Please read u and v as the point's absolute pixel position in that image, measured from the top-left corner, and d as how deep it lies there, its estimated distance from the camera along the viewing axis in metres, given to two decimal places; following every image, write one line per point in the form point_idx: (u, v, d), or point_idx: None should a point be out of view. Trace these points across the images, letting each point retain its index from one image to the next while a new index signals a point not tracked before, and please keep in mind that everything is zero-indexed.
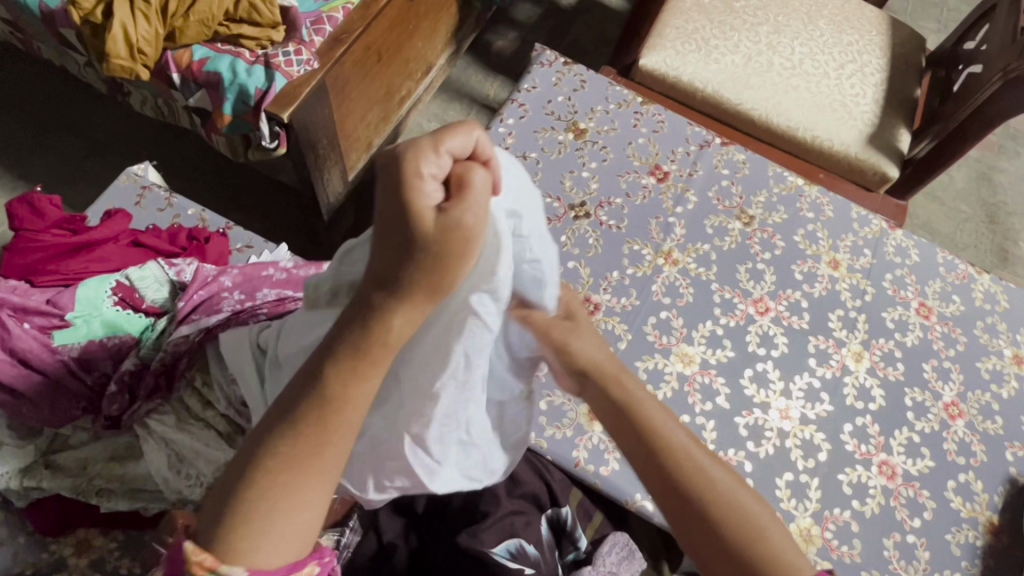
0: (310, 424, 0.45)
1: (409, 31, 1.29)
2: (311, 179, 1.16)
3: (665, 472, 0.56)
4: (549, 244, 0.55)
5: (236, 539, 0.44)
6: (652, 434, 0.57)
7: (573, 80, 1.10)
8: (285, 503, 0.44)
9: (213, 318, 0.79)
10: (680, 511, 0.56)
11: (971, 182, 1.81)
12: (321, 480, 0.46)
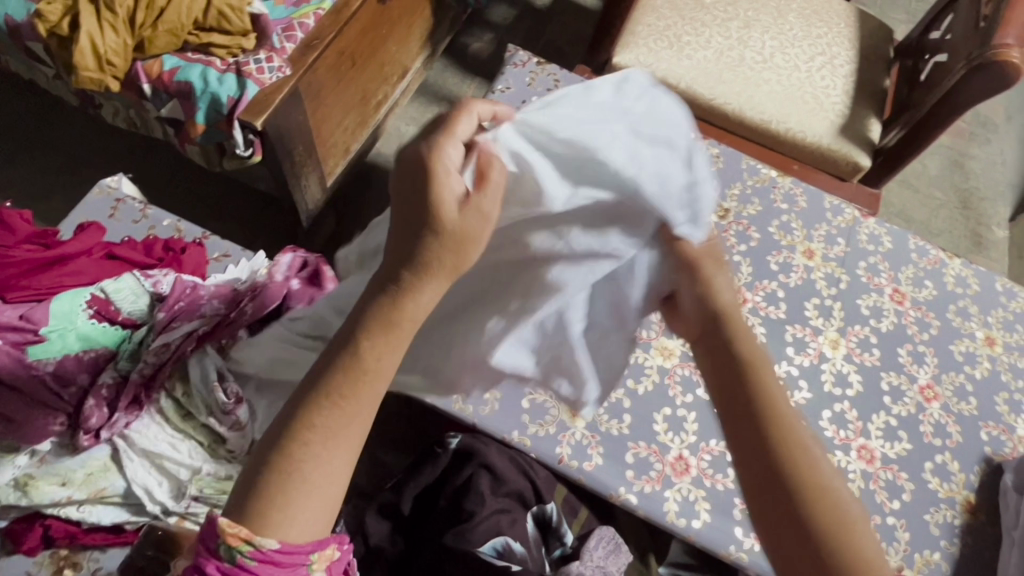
0: (343, 398, 0.46)
1: (382, 35, 1.29)
2: (288, 187, 1.16)
3: (765, 436, 0.49)
4: (679, 169, 0.53)
5: (272, 507, 0.44)
6: (766, 398, 0.50)
7: (547, 80, 1.11)
8: (318, 473, 0.45)
9: (195, 326, 0.82)
10: (757, 486, 0.48)
11: (944, 169, 1.84)
12: (351, 450, 0.46)
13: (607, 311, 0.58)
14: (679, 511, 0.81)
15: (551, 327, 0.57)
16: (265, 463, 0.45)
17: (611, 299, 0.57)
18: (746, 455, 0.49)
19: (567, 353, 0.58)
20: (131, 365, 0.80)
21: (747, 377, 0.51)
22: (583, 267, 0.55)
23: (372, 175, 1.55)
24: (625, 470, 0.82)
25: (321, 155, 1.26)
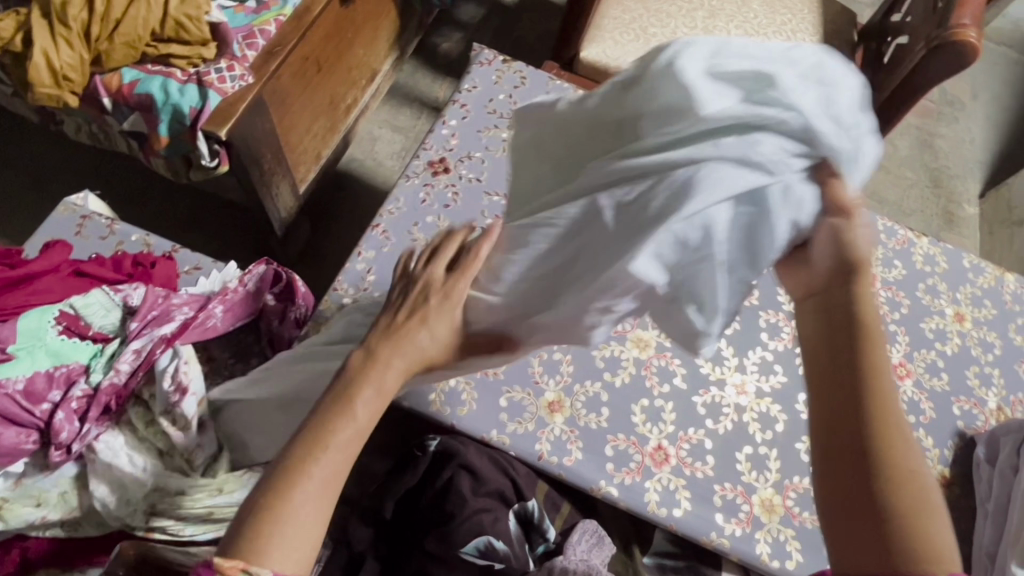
0: (340, 441, 0.50)
1: (348, 39, 1.28)
2: (259, 196, 1.16)
3: (859, 402, 0.47)
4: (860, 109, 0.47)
5: (259, 540, 0.45)
6: (873, 369, 0.48)
7: (513, 78, 1.11)
8: (309, 501, 0.47)
9: (167, 330, 0.83)
10: (841, 446, 0.47)
11: (913, 150, 1.87)
12: (335, 481, 0.49)
13: (743, 243, 0.48)
14: (660, 501, 0.81)
15: (692, 243, 0.47)
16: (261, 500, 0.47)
17: (754, 225, 0.47)
18: (834, 414, 0.48)
19: (699, 275, 0.48)
20: (102, 376, 0.79)
21: (855, 342, 0.48)
22: (741, 171, 0.46)
23: (346, 180, 1.55)
24: (605, 463, 0.83)
25: (292, 162, 1.25)
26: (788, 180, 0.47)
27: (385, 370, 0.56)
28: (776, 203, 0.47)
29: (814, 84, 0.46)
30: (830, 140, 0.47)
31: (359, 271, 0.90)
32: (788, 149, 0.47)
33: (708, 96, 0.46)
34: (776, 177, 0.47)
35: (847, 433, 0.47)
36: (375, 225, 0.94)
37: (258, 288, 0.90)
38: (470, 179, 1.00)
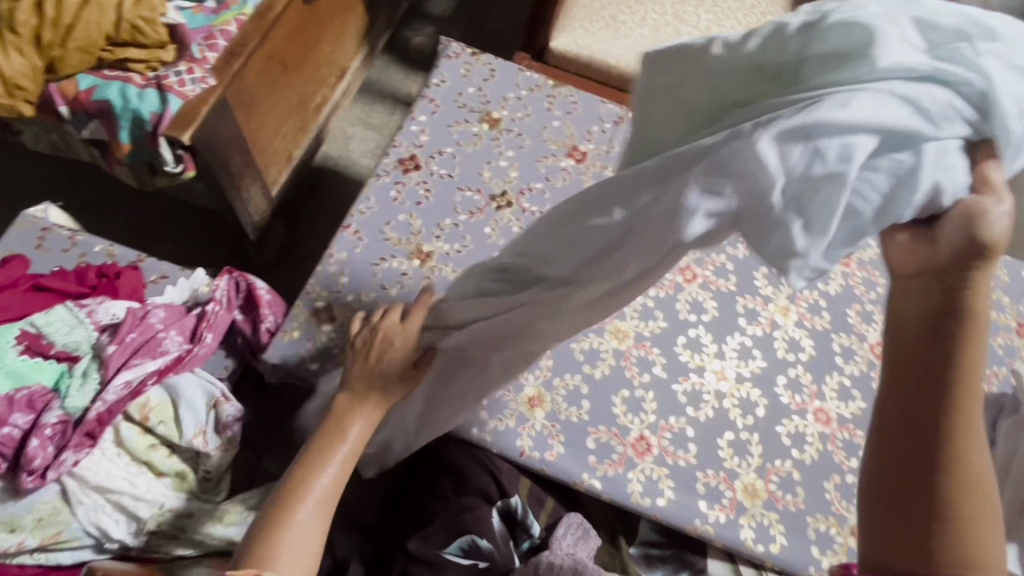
0: (330, 471, 0.64)
1: (314, 37, 1.26)
2: (229, 200, 1.13)
3: (944, 404, 0.42)
4: None
5: (263, 547, 0.59)
6: (969, 373, 0.42)
7: (482, 70, 1.09)
8: (307, 515, 0.62)
9: (158, 362, 0.79)
10: (898, 443, 0.43)
11: None
12: (326, 500, 0.64)
13: (887, 183, 0.40)
14: (644, 491, 0.81)
15: (825, 159, 0.39)
16: (270, 522, 0.61)
17: (903, 170, 0.40)
18: (912, 411, 0.43)
19: (823, 194, 0.39)
20: (84, 405, 0.75)
21: (956, 340, 0.42)
22: (908, 109, 0.40)
23: (321, 180, 1.52)
24: (587, 456, 0.82)
25: (262, 164, 1.23)
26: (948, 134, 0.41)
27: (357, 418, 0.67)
28: (930, 160, 0.40)
29: (1010, 63, 0.41)
30: (1007, 116, 0.41)
31: (331, 274, 0.88)
32: (957, 110, 0.41)
33: (889, 45, 0.41)
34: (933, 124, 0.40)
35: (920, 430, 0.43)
36: (347, 225, 0.92)
37: (230, 304, 0.86)
38: (441, 175, 0.98)
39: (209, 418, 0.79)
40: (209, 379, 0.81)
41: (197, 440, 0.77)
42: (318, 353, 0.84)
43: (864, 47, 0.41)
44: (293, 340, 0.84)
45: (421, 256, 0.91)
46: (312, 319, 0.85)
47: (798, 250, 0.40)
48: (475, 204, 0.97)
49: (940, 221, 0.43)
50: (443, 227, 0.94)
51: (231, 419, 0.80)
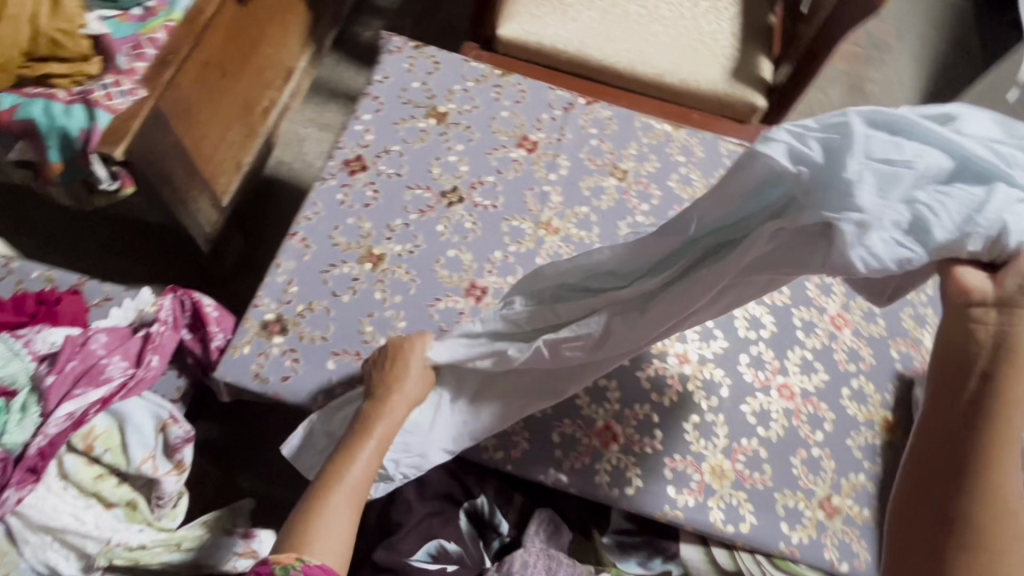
0: (364, 457, 0.70)
1: (253, 38, 1.22)
2: (176, 214, 1.10)
3: (983, 425, 0.43)
4: None
5: (306, 531, 0.63)
6: (1010, 397, 0.43)
7: (427, 64, 1.06)
8: (345, 500, 0.67)
9: (101, 389, 0.76)
10: (932, 468, 0.45)
11: (846, 96, 1.87)
12: (361, 485, 0.69)
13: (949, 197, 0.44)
14: (611, 481, 0.81)
15: (892, 158, 0.45)
16: (304, 515, 0.65)
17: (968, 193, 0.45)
18: (939, 430, 0.44)
19: (892, 177, 0.44)
20: (23, 440, 0.72)
21: (1000, 370, 0.43)
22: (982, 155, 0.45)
23: (276, 187, 1.49)
24: (553, 450, 0.82)
25: (209, 174, 1.19)
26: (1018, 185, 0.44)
27: (380, 422, 0.72)
28: (1002, 198, 0.43)
29: None
30: None
31: (280, 284, 0.86)
32: None
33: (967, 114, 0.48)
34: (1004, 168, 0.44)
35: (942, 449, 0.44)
36: (293, 233, 0.90)
37: (177, 323, 0.84)
38: (389, 175, 0.96)
39: (158, 442, 0.77)
40: (157, 402, 0.79)
41: (146, 465, 0.75)
42: (269, 367, 0.81)
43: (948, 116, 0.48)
44: (243, 355, 0.81)
45: (372, 259, 0.89)
46: (262, 332, 0.83)
47: (863, 205, 0.44)
48: (426, 202, 0.95)
49: (1004, 264, 0.45)
50: (394, 227, 0.92)
51: (179, 442, 0.77)
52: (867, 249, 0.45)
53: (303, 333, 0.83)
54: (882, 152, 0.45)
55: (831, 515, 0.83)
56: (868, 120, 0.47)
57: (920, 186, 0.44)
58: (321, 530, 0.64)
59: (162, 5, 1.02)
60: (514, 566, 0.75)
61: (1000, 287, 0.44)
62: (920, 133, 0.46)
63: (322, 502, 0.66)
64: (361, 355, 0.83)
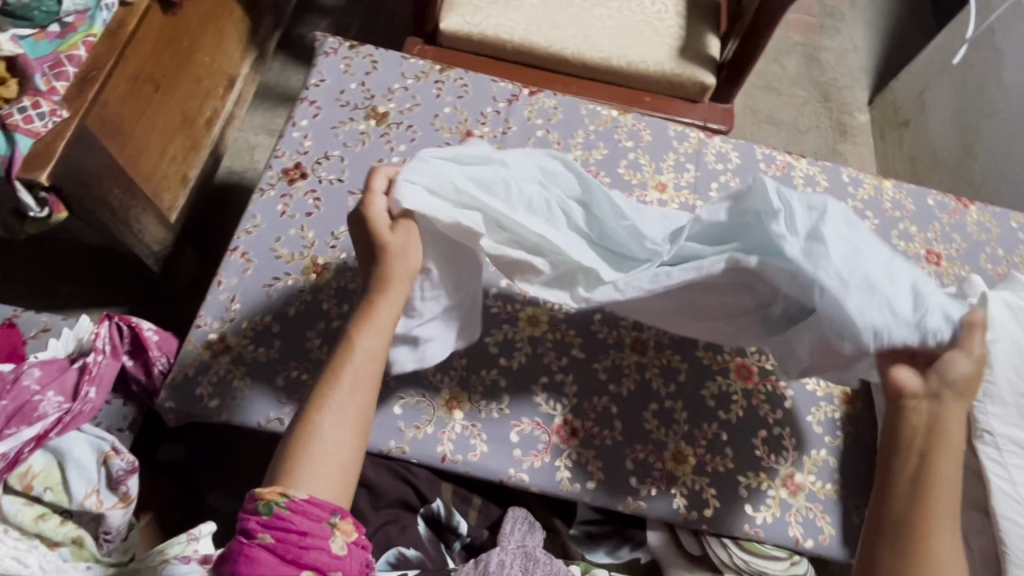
0: (354, 370, 0.61)
1: (185, 48, 1.18)
2: (117, 235, 1.07)
3: (919, 493, 0.60)
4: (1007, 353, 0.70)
5: (292, 463, 0.55)
6: (939, 473, 0.61)
7: (364, 63, 1.04)
8: (336, 421, 0.58)
9: (37, 425, 0.76)
10: (886, 522, 0.60)
11: (802, 67, 1.86)
12: (357, 403, 0.60)
13: (881, 276, 0.66)
14: (572, 477, 0.80)
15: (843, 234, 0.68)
16: (292, 441, 0.57)
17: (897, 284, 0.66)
18: (889, 497, 0.62)
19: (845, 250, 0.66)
20: None
21: (928, 452, 0.62)
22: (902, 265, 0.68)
23: (229, 199, 1.45)
24: (512, 450, 0.80)
25: (151, 192, 1.15)
26: (944, 306, 0.66)
27: (367, 333, 0.64)
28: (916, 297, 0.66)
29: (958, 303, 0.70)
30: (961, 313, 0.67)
31: (222, 302, 0.84)
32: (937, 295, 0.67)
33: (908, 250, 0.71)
34: (936, 296, 0.66)
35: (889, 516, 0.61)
36: (233, 248, 0.87)
37: (114, 351, 0.83)
38: (330, 181, 0.93)
39: (101, 475, 0.75)
40: (98, 435, 0.77)
41: (89, 500, 0.74)
42: (215, 390, 0.79)
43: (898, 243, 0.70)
44: (187, 379, 0.79)
45: (317, 269, 0.87)
46: (206, 353, 0.81)
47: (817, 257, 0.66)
48: None
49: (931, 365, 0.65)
50: (338, 235, 0.90)
51: (124, 473, 0.75)
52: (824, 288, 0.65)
53: (248, 352, 0.81)
54: (853, 244, 0.67)
55: (794, 492, 0.82)
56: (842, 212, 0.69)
57: (872, 276, 0.65)
58: (312, 456, 0.56)
59: (80, 19, 0.95)
60: (491, 566, 0.74)
61: (929, 388, 0.65)
62: (869, 243, 0.68)
63: (307, 425, 0.57)
64: (310, 370, 0.81)
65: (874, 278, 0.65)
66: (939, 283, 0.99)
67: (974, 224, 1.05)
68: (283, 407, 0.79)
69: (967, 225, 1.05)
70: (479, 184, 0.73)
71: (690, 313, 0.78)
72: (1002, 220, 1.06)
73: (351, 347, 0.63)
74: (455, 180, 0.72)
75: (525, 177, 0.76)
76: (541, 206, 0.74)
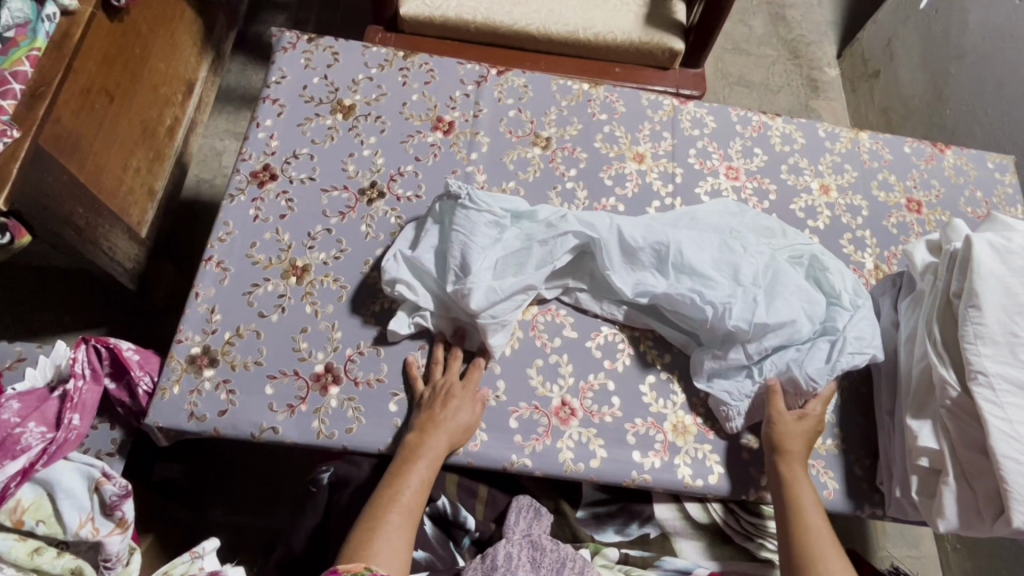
0: (420, 471, 0.71)
1: (137, 55, 1.13)
2: (87, 254, 1.03)
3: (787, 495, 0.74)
4: (997, 314, 0.71)
5: (362, 543, 0.63)
6: (791, 476, 0.76)
7: (325, 56, 1.01)
8: (403, 513, 0.67)
9: (21, 459, 0.74)
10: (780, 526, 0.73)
11: (769, 26, 1.84)
12: (418, 499, 0.69)
13: (776, 335, 0.80)
14: (575, 457, 0.79)
15: (750, 299, 0.80)
16: (365, 526, 0.65)
17: (788, 335, 0.80)
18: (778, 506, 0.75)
19: (751, 309, 0.79)
20: None
21: (781, 460, 0.77)
22: (801, 321, 0.80)
23: (200, 209, 1.41)
24: (514, 436, 0.80)
25: (117, 208, 1.12)
26: (836, 350, 0.81)
27: (430, 440, 0.73)
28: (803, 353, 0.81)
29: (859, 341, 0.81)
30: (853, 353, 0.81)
31: (202, 314, 0.81)
32: (836, 349, 0.81)
33: (809, 304, 0.81)
34: (817, 348, 0.81)
35: (784, 559, 0.70)
36: (208, 258, 0.85)
37: (93, 376, 0.80)
38: (302, 180, 0.91)
39: (95, 503, 0.73)
40: (86, 462, 0.75)
41: (84, 529, 0.72)
42: (203, 405, 0.77)
43: (803, 302, 0.81)
44: (174, 396, 0.77)
45: (296, 272, 0.85)
46: (190, 368, 0.79)
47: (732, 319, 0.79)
48: (345, 204, 0.90)
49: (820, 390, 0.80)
50: (315, 235, 0.87)
51: (117, 498, 0.73)
52: (719, 337, 0.82)
53: (234, 362, 0.79)
54: (750, 306, 0.80)
55: None
56: (757, 279, 0.82)
57: (766, 333, 0.80)
58: (381, 542, 0.63)
59: (20, 34, 0.89)
60: (497, 559, 0.73)
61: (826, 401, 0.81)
62: (769, 302, 0.81)
63: (378, 517, 0.65)
64: (299, 374, 0.79)
65: (763, 337, 0.80)
66: (922, 230, 0.99)
67: (951, 168, 1.05)
68: (275, 416, 0.77)
69: (944, 169, 1.05)
70: (485, 256, 0.80)
71: (675, 325, 0.86)
72: (979, 162, 1.07)
73: (415, 450, 0.73)
74: (474, 268, 0.79)
75: (527, 243, 0.82)
76: (538, 264, 0.81)
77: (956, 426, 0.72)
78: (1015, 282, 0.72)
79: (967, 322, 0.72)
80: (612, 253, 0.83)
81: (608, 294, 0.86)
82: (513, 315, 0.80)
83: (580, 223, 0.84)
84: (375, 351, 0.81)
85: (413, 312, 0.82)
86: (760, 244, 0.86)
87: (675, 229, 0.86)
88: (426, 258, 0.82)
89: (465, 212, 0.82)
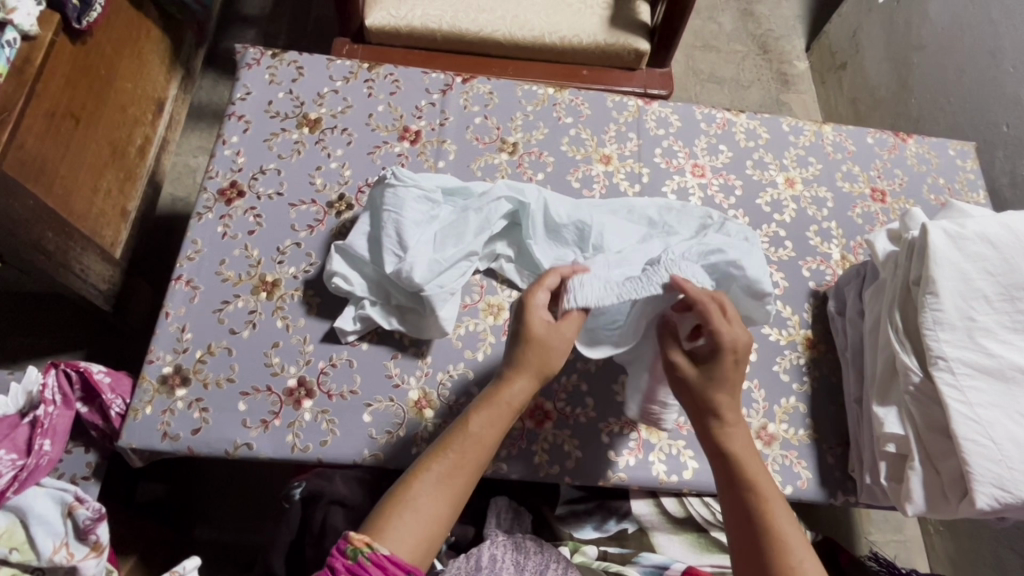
0: (477, 430, 0.64)
1: (102, 78, 1.13)
2: (60, 279, 1.03)
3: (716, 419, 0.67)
4: (952, 299, 0.73)
5: (387, 513, 0.58)
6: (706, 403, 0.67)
7: (289, 71, 1.01)
8: (443, 479, 0.61)
9: None
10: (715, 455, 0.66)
11: (737, 23, 1.86)
12: (470, 464, 0.62)
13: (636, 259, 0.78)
14: (550, 459, 0.80)
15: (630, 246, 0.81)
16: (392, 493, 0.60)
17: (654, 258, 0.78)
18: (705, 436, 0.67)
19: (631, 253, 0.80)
20: None
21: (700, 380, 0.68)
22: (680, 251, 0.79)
23: (176, 227, 1.41)
24: None
25: (89, 232, 1.12)
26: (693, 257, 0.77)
27: (511, 387, 0.67)
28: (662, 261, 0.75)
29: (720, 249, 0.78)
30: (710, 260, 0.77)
31: (172, 333, 0.81)
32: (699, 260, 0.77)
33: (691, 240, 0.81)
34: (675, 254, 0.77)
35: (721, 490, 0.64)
36: (178, 277, 0.85)
37: (64, 400, 0.80)
38: (269, 196, 0.91)
39: (68, 527, 0.73)
40: (59, 487, 0.75)
41: (59, 555, 0.72)
42: (177, 424, 0.77)
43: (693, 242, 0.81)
44: (146, 417, 0.77)
45: (266, 287, 0.85)
46: (162, 388, 0.79)
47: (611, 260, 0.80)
48: (314, 217, 0.90)
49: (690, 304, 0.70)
50: (284, 249, 0.88)
51: (90, 522, 0.73)
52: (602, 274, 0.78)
53: (206, 380, 0.79)
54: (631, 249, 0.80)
55: (769, 442, 0.83)
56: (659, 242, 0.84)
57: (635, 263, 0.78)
58: (408, 512, 0.58)
59: None
60: (483, 560, 0.72)
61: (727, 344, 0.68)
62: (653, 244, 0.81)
63: (408, 483, 0.60)
64: (272, 390, 0.79)
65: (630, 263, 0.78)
66: (886, 220, 1.01)
67: (914, 157, 1.07)
68: (249, 432, 0.77)
69: (907, 158, 1.07)
70: (416, 225, 0.82)
71: None
72: (941, 149, 1.08)
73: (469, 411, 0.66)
74: (403, 244, 0.80)
75: (463, 214, 0.84)
76: (458, 232, 0.82)
77: (919, 410, 0.73)
78: (972, 268, 0.73)
79: (925, 309, 0.73)
80: (536, 225, 0.85)
81: (529, 266, 0.87)
82: (459, 283, 0.81)
83: (509, 188, 0.86)
84: (346, 362, 0.82)
85: (354, 303, 0.83)
86: (682, 222, 0.88)
87: (598, 213, 0.88)
88: (358, 245, 0.83)
89: (393, 191, 0.84)
